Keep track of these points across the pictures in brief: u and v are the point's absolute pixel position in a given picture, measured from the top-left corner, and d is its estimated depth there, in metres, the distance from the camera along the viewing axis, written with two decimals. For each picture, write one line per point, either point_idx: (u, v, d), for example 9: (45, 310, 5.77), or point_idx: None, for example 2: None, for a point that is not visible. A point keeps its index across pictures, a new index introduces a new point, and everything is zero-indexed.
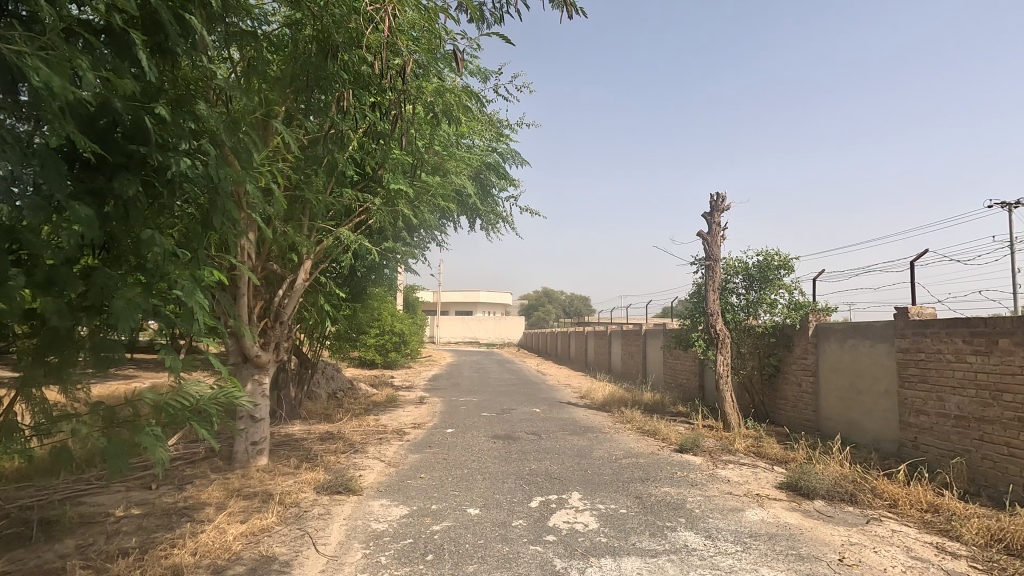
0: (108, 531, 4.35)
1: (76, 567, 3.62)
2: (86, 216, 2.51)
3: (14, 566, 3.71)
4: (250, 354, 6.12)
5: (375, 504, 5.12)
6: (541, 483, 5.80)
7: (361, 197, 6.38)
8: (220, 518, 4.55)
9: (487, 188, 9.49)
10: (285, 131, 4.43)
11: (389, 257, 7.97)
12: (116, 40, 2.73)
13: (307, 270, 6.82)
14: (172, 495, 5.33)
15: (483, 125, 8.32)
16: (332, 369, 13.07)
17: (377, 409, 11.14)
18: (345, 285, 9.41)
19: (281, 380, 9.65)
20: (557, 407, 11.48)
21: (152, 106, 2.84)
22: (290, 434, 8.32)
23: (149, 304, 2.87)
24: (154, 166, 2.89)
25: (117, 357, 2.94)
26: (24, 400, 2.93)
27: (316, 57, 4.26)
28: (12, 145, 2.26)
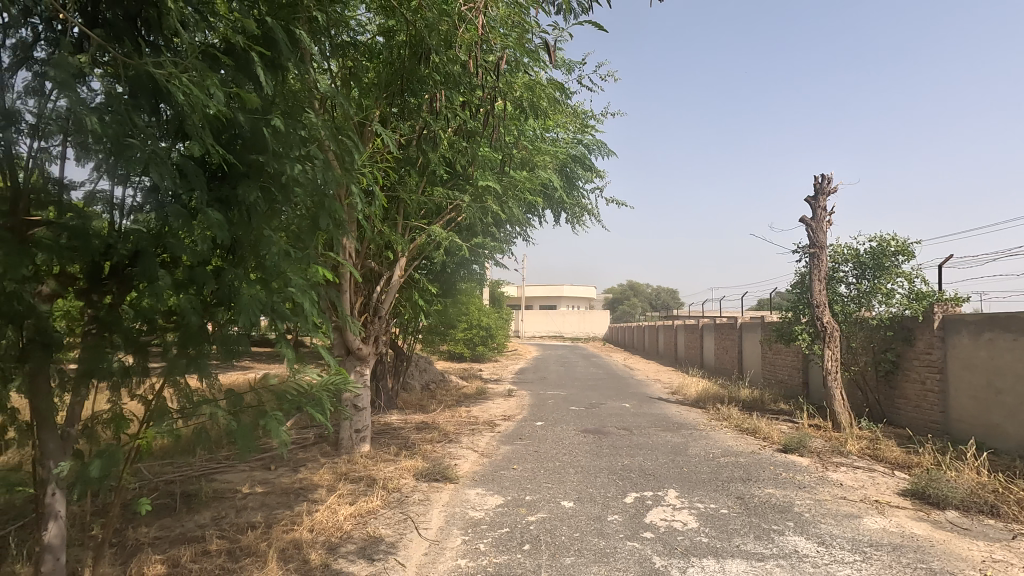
0: (237, 506, 4.83)
1: (213, 537, 4.05)
2: (216, 220, 2.80)
3: (163, 532, 4.23)
4: (353, 347, 6.52)
5: (471, 492, 5.28)
6: (635, 479, 5.68)
7: (451, 195, 6.55)
8: (332, 499, 4.90)
9: (574, 180, 9.40)
10: (384, 135, 4.67)
11: (478, 253, 8.15)
12: (239, 58, 3.00)
13: (402, 268, 7.18)
14: (288, 476, 5.80)
15: (568, 118, 8.27)
16: (424, 362, 13.63)
17: (467, 400, 11.45)
18: (436, 281, 9.76)
19: (378, 372, 10.16)
20: (648, 403, 11.21)
21: (269, 117, 3.09)
22: (389, 423, 8.78)
23: (269, 301, 3.12)
24: (271, 172, 3.13)
25: (242, 349, 3.27)
26: (172, 387, 3.26)
27: (409, 62, 4.45)
28: (159, 161, 2.57)
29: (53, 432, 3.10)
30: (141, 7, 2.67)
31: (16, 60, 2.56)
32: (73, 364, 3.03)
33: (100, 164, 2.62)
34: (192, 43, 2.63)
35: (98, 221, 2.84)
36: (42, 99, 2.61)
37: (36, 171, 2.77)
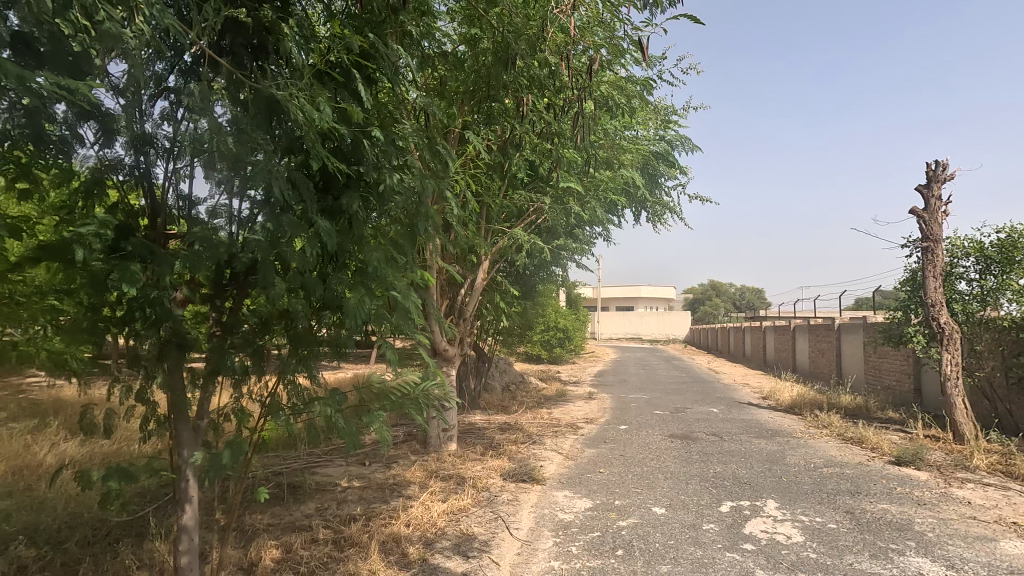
0: (338, 498, 5.12)
1: (319, 526, 4.31)
2: (326, 228, 2.97)
3: (275, 520, 4.56)
4: (440, 348, 6.72)
5: (559, 494, 5.27)
6: (730, 488, 5.43)
7: (534, 198, 6.58)
8: (425, 495, 5.07)
9: (656, 178, 9.15)
10: (475, 140, 4.82)
11: (559, 254, 8.14)
12: (342, 76, 3.20)
13: (486, 271, 7.33)
14: (382, 471, 6.07)
15: (649, 114, 8.07)
16: (504, 363, 13.81)
17: (548, 402, 11.47)
18: (516, 283, 9.86)
19: (462, 373, 10.40)
20: (738, 408, 10.69)
21: (369, 130, 3.24)
22: (473, 423, 8.96)
23: (373, 305, 3.27)
24: (372, 182, 3.28)
25: (348, 350, 3.45)
26: (286, 386, 3.49)
27: (495, 68, 4.52)
28: (277, 176, 2.77)
29: (188, 424, 3.41)
30: (260, 36, 2.93)
31: (157, 92, 2.86)
32: (201, 364, 3.32)
33: (226, 181, 2.85)
34: (305, 64, 2.85)
35: (220, 232, 3.04)
36: (177, 125, 2.90)
37: (170, 190, 3.07)
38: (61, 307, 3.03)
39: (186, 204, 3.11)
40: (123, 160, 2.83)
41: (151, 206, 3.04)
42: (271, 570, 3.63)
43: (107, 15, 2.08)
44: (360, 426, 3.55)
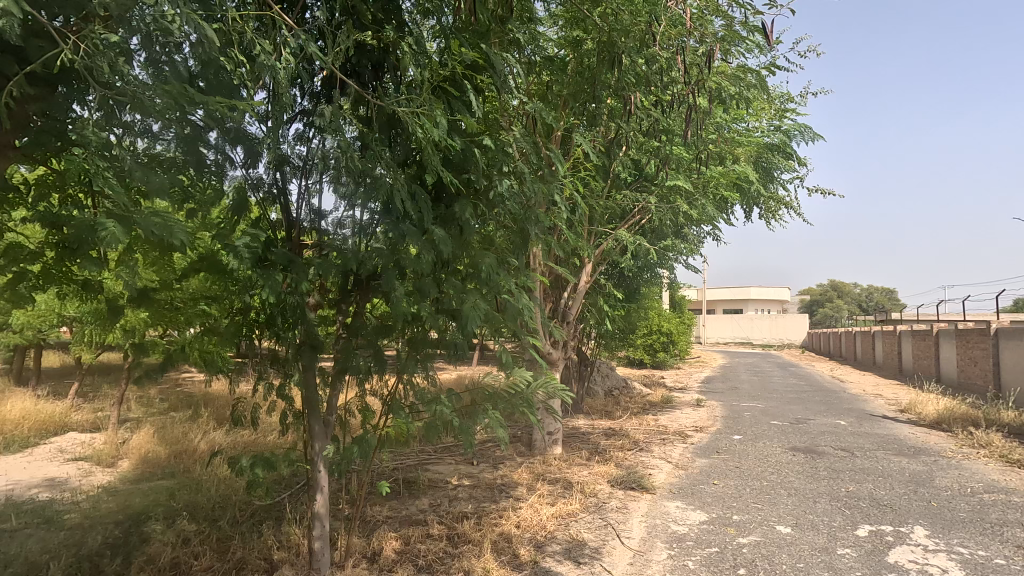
0: (450, 495, 5.30)
1: (434, 522, 4.49)
2: (443, 235, 3.07)
3: (394, 512, 4.83)
4: (544, 351, 6.76)
5: (671, 505, 5.08)
6: (866, 509, 4.91)
7: (638, 198, 6.41)
8: (533, 498, 5.11)
9: (771, 171, 8.56)
10: (583, 143, 4.79)
11: (665, 255, 7.87)
12: (454, 88, 3.33)
13: (588, 274, 7.29)
14: (490, 471, 6.21)
15: (763, 104, 7.57)
16: (607, 367, 13.61)
17: (654, 408, 11.12)
18: (620, 285, 9.69)
19: (564, 376, 10.40)
20: (870, 421, 9.67)
21: (479, 138, 3.32)
22: (577, 427, 8.91)
23: (486, 309, 3.33)
24: (483, 189, 3.36)
25: (463, 353, 3.53)
26: (406, 386, 3.65)
27: (602, 66, 4.49)
28: (397, 185, 2.91)
29: (320, 418, 3.65)
30: (383, 56, 3.18)
31: (292, 115, 3.17)
32: (330, 363, 3.59)
33: (352, 194, 3.06)
34: (422, 79, 3.01)
35: (347, 242, 3.24)
36: (309, 144, 3.18)
37: (303, 204, 3.34)
38: (213, 311, 3.42)
39: (315, 217, 3.34)
40: (263, 178, 3.15)
41: (287, 220, 3.34)
42: (392, 561, 3.83)
43: (259, 48, 2.34)
44: (473, 426, 3.59)
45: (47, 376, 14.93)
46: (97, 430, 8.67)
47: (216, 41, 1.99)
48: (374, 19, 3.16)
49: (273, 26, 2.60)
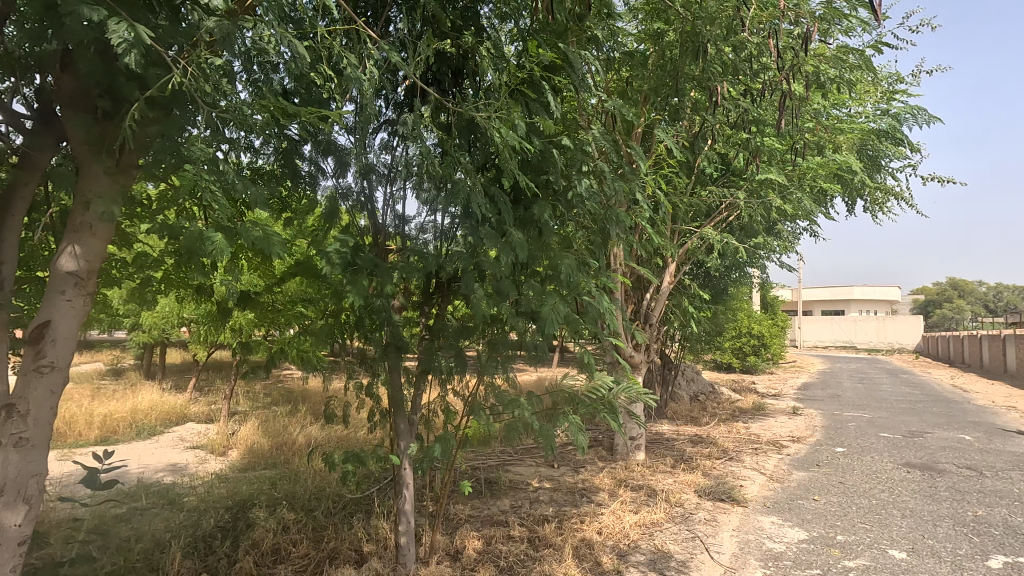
0: (531, 497, 5.30)
1: (515, 523, 4.49)
2: (521, 237, 3.06)
3: (476, 512, 4.89)
4: (626, 353, 6.60)
5: (765, 520, 4.76)
6: (999, 538, 4.34)
7: (725, 193, 6.09)
8: (616, 504, 4.99)
9: (878, 160, 7.83)
10: (665, 138, 4.60)
11: (756, 253, 7.43)
12: (533, 89, 3.33)
13: (672, 274, 7.03)
14: (571, 475, 6.14)
15: (868, 86, 6.95)
16: (692, 371, 13.07)
17: (745, 416, 10.52)
18: (706, 286, 9.27)
19: (647, 380, 10.10)
20: (1002, 437, 8.55)
21: (558, 138, 3.28)
22: (661, 433, 8.61)
23: (565, 311, 3.27)
24: (562, 190, 3.32)
25: (543, 356, 3.49)
26: (487, 388, 3.66)
27: (685, 58, 4.33)
28: (475, 189, 2.94)
29: (405, 418, 3.76)
30: (462, 62, 3.25)
31: (378, 125, 3.32)
32: (415, 363, 3.69)
33: (434, 198, 3.14)
34: (500, 82, 3.02)
35: (429, 246, 3.33)
36: (393, 151, 3.30)
37: (388, 210, 3.48)
38: (308, 313, 3.63)
39: (400, 222, 3.54)
40: (352, 188, 3.25)
41: (374, 226, 3.49)
42: (474, 560, 3.87)
43: (346, 61, 2.42)
44: (553, 430, 3.53)
45: (171, 372, 16.67)
46: (212, 421, 9.53)
47: (307, 57, 2.10)
48: (454, 26, 3.24)
49: (360, 38, 2.70)
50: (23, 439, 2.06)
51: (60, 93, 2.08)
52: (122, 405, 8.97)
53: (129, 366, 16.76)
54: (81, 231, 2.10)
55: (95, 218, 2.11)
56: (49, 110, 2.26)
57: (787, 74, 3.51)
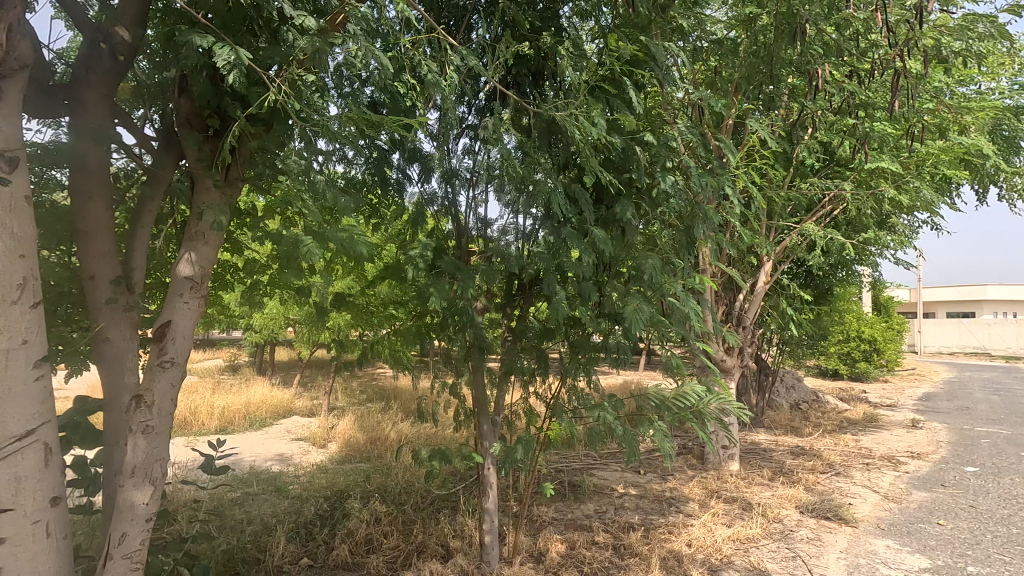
0: (616, 503, 5.18)
1: (600, 529, 4.41)
2: (603, 237, 2.98)
3: (559, 514, 4.86)
4: (717, 357, 6.28)
5: (879, 543, 4.32)
6: None
7: (829, 185, 5.61)
8: (707, 516, 4.75)
9: (1016, 140, 6.89)
10: (759, 129, 4.31)
11: (865, 250, 6.79)
12: (614, 86, 3.28)
13: (768, 273, 6.60)
14: (658, 483, 5.93)
15: (1001, 58, 6.14)
16: (793, 377, 12.21)
17: (854, 427, 9.65)
18: (808, 286, 8.61)
19: (742, 386, 9.56)
20: None
21: (641, 134, 3.18)
22: (757, 443, 8.11)
23: (650, 312, 3.15)
24: (645, 188, 3.22)
25: (628, 359, 3.37)
26: (569, 390, 3.60)
27: (780, 42, 4.05)
28: (557, 189, 2.90)
29: (488, 418, 3.81)
30: (542, 63, 3.25)
31: (460, 130, 3.39)
32: (497, 364, 3.72)
33: (515, 200, 3.15)
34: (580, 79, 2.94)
35: (510, 248, 3.34)
36: (475, 156, 3.37)
37: (471, 214, 3.54)
38: (398, 315, 3.78)
39: (482, 225, 3.55)
40: (437, 192, 3.39)
41: (457, 229, 3.56)
42: (558, 564, 3.83)
43: (427, 69, 2.48)
44: (638, 435, 3.38)
45: (280, 369, 18.10)
46: (314, 415, 10.23)
47: (391, 68, 2.17)
48: (532, 28, 3.25)
49: (441, 46, 2.78)
50: (150, 426, 2.30)
51: (177, 113, 2.31)
52: (238, 398, 9.87)
53: (245, 363, 18.43)
54: (196, 239, 2.33)
55: (207, 228, 2.32)
56: (171, 132, 2.53)
57: (901, 50, 3.18)
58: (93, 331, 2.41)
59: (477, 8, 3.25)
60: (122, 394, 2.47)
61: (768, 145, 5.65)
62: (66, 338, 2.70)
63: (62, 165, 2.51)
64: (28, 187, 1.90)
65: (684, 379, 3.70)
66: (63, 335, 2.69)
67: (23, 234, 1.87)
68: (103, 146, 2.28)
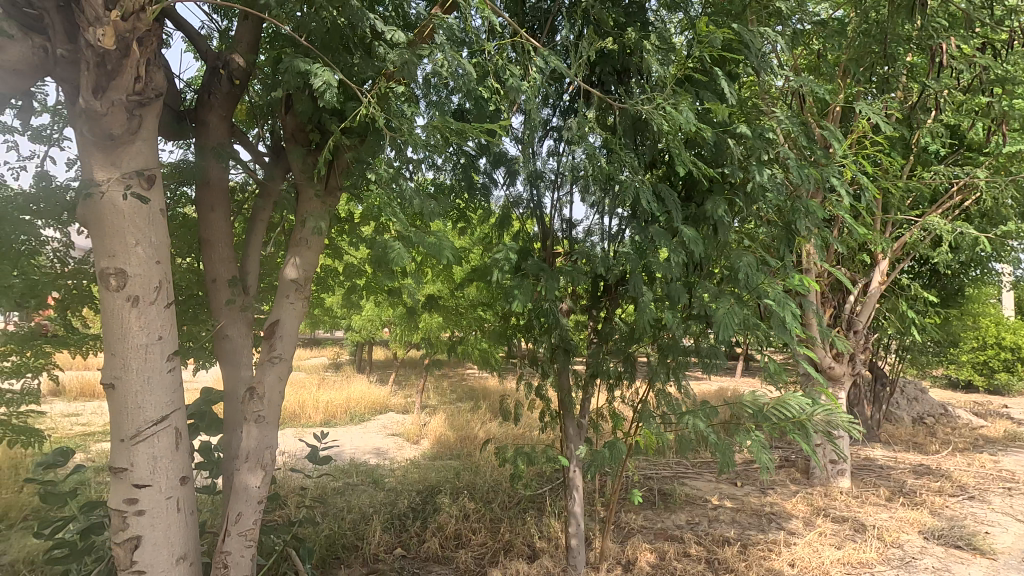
0: (709, 515, 4.94)
1: (692, 541, 4.22)
2: (692, 236, 2.86)
3: (648, 523, 4.72)
4: (824, 364, 5.80)
5: None
6: None
7: (958, 172, 5.00)
8: (812, 535, 4.40)
9: None
10: (871, 114, 3.93)
11: (1005, 244, 5.97)
12: (704, 77, 3.15)
13: (884, 272, 6.00)
14: (757, 496, 5.58)
15: None
16: (916, 388, 10.99)
17: (994, 446, 8.50)
18: (933, 286, 7.72)
19: (854, 396, 8.76)
20: None
21: (734, 126, 3.02)
22: (872, 459, 7.39)
23: (745, 314, 2.97)
24: (739, 183, 3.05)
25: (720, 363, 3.20)
26: (657, 394, 3.49)
27: (896, 16, 3.67)
28: (643, 186, 2.82)
29: (573, 421, 3.78)
30: (627, 59, 3.18)
31: (544, 132, 3.41)
32: (582, 366, 3.69)
33: (600, 200, 3.11)
34: (667, 73, 2.84)
35: (595, 248, 3.31)
36: (560, 157, 3.38)
37: (555, 216, 3.54)
38: (485, 316, 3.87)
39: (568, 227, 3.54)
40: (523, 195, 3.43)
41: (542, 231, 3.58)
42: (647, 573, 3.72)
43: (510, 73, 2.51)
44: (734, 445, 3.19)
45: (377, 367, 19.12)
46: (408, 412, 10.69)
47: (475, 74, 2.23)
48: (616, 24, 3.20)
49: (525, 50, 2.81)
50: (261, 415, 2.52)
51: (284, 130, 2.52)
52: (340, 394, 10.55)
53: (346, 361, 19.68)
54: (300, 244, 2.53)
55: (310, 234, 2.51)
56: (279, 147, 2.77)
57: None
58: (215, 328, 2.68)
59: (560, 9, 3.25)
60: (238, 386, 2.73)
61: (882, 132, 5.14)
62: (193, 335, 3.02)
63: (191, 181, 2.82)
64: (163, 201, 2.16)
65: (784, 386, 3.45)
66: (192, 332, 3.02)
67: (160, 242, 2.13)
68: (223, 163, 2.55)
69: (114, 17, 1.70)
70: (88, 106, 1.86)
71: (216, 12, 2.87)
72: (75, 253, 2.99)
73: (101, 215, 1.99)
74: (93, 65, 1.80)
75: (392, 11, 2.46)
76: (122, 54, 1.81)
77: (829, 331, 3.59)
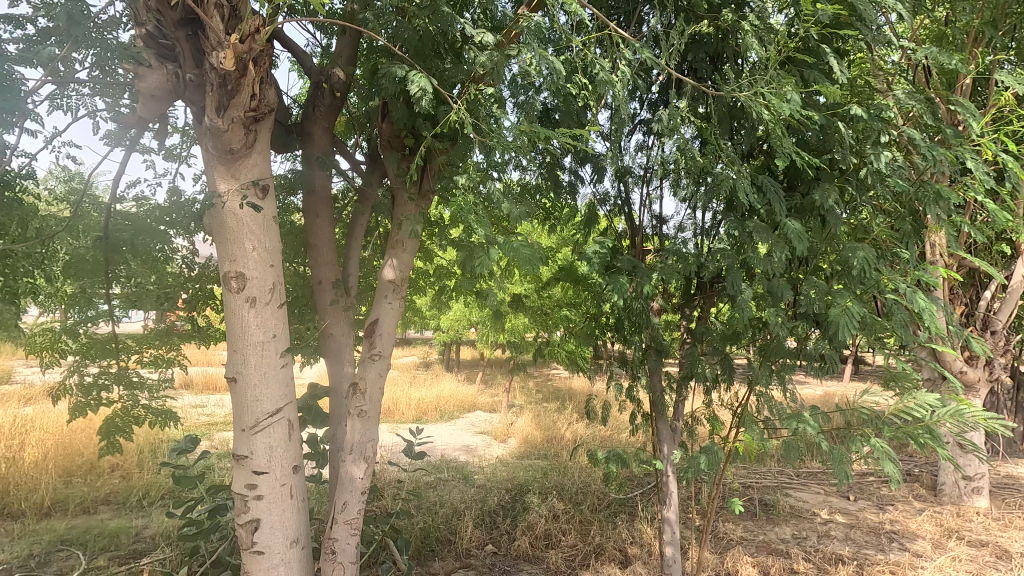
0: (819, 530, 4.56)
1: (800, 557, 3.92)
2: (797, 228, 2.64)
3: (749, 535, 4.44)
4: (956, 368, 5.18)
5: None
6: None
7: None
8: (945, 560, 3.93)
9: None
10: (1013, 82, 3.45)
11: None
12: (809, 56, 2.89)
13: None
14: (874, 512, 5.08)
15: None
16: None
17: None
18: None
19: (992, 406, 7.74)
20: None
21: (846, 107, 2.75)
22: (1016, 477, 6.49)
23: (862, 312, 2.70)
24: (850, 170, 2.79)
25: (833, 367, 2.92)
26: (758, 398, 3.27)
27: None
28: (742, 179, 2.61)
29: (667, 423, 3.64)
30: (722, 45, 3.02)
31: (632, 126, 3.32)
32: (675, 368, 3.54)
33: (693, 194, 2.96)
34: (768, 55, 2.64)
35: (688, 245, 3.17)
36: (649, 151, 3.27)
37: (644, 212, 3.42)
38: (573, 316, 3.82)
39: (658, 223, 3.42)
40: (609, 192, 3.37)
41: (631, 228, 3.46)
42: None
43: (599, 67, 2.44)
44: (849, 454, 2.91)
45: (464, 368, 19.56)
46: (495, 411, 10.81)
47: (563, 71, 2.18)
48: (711, 8, 3.04)
49: (613, 42, 2.71)
50: (364, 410, 2.65)
51: (381, 137, 2.62)
52: (431, 392, 10.90)
53: (435, 360, 20.27)
54: (397, 247, 2.63)
55: (406, 236, 2.61)
56: (376, 154, 2.89)
57: None
58: (321, 327, 2.85)
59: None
60: (342, 382, 2.88)
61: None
62: (302, 334, 3.23)
63: (298, 190, 3.03)
64: (275, 209, 2.33)
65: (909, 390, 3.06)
66: (299, 331, 3.23)
67: (273, 247, 2.30)
68: (326, 171, 2.70)
69: (233, 40, 1.84)
70: (212, 123, 2.03)
71: (319, 30, 3.06)
72: (200, 260, 3.29)
73: (224, 222, 2.17)
74: (216, 86, 1.95)
75: (480, 14, 2.49)
76: (240, 73, 1.95)
77: (963, 330, 3.19)
